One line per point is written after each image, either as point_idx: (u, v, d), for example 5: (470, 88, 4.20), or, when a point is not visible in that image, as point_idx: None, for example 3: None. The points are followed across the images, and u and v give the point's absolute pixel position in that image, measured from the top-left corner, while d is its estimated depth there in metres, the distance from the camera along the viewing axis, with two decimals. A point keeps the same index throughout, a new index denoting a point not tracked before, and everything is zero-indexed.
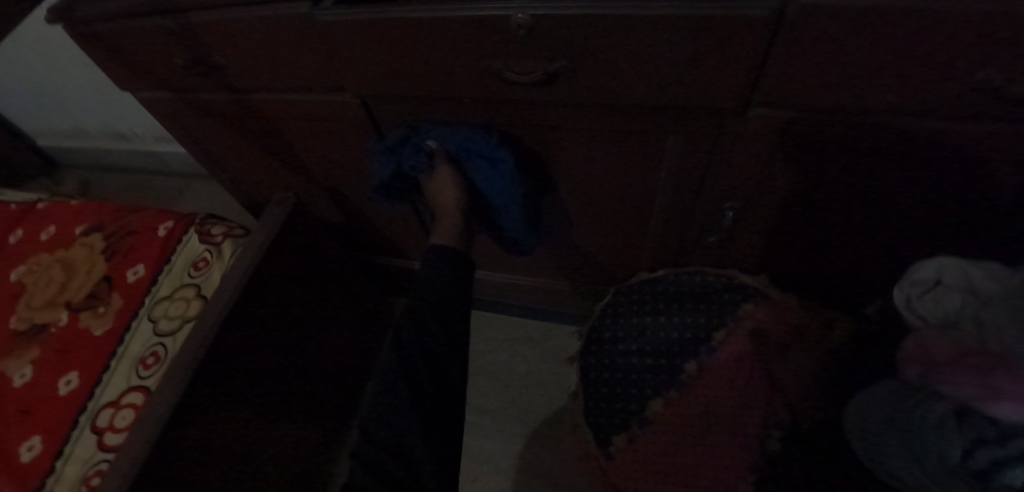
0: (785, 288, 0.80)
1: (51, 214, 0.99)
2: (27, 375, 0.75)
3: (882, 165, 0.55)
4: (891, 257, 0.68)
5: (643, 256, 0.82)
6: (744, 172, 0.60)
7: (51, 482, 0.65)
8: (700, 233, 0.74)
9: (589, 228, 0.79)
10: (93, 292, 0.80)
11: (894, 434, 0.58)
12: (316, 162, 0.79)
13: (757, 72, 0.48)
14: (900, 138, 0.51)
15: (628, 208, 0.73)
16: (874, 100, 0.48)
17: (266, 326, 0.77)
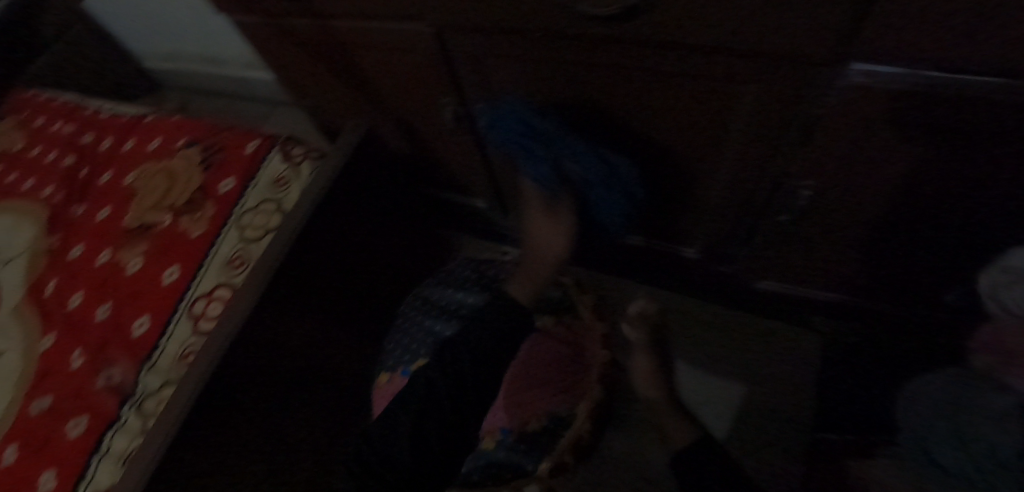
0: (847, 258, 0.77)
1: (158, 127, 1.10)
2: (138, 264, 0.87)
3: (973, 136, 0.50)
4: (970, 238, 0.63)
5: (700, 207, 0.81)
6: (818, 127, 0.57)
7: (155, 354, 0.76)
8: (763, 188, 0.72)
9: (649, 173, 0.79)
10: (191, 199, 0.90)
11: (943, 416, 0.58)
12: (389, 92, 0.83)
13: (845, 20, 0.46)
14: (998, 109, 0.47)
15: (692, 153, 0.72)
16: (973, 62, 0.44)
17: (335, 243, 0.84)
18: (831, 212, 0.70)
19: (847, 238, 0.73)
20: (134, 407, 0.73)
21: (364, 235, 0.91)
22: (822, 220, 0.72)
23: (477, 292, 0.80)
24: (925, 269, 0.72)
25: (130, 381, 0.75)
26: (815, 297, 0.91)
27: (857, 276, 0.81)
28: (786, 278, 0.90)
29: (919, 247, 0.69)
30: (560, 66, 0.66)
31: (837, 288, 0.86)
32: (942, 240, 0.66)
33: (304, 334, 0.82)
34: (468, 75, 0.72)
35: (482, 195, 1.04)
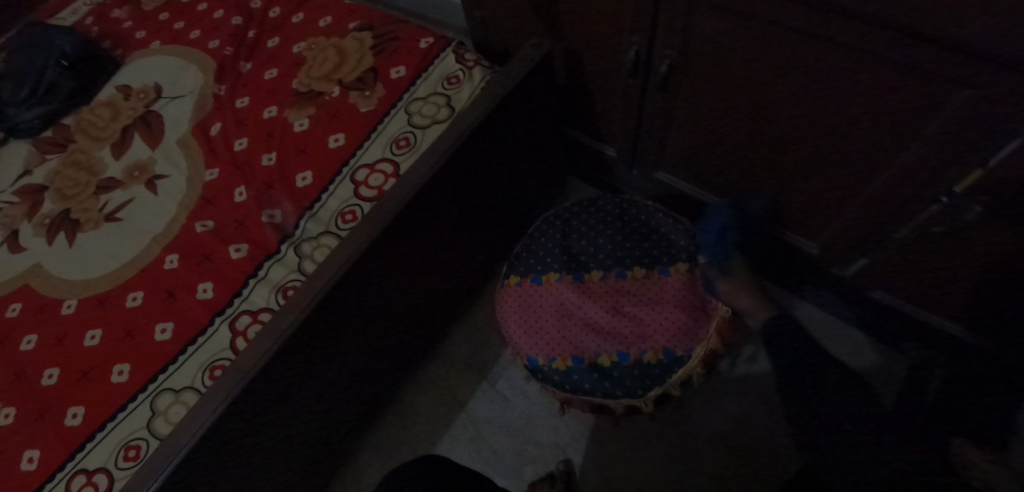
0: (978, 284, 0.79)
1: (330, 7, 1.16)
2: (305, 125, 0.94)
3: None
4: None
5: (847, 203, 0.84)
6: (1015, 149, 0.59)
7: (316, 206, 0.83)
8: (920, 198, 0.74)
9: (806, 155, 0.81)
10: (362, 78, 0.96)
11: None
12: (575, 23, 0.86)
13: None
14: None
15: (863, 148, 0.74)
16: None
17: (489, 149, 0.89)
18: (986, 234, 0.71)
19: (989, 262, 0.74)
20: (293, 246, 0.81)
21: (511, 152, 0.96)
22: (972, 241, 0.73)
23: (611, 226, 0.83)
24: None
25: (291, 224, 0.83)
26: (921, 317, 0.92)
27: (978, 305, 0.82)
28: (899, 292, 0.91)
29: None
30: (771, 30, 0.67)
31: (950, 313, 0.87)
32: None
33: (445, 226, 0.89)
34: (671, 20, 0.74)
35: (616, 143, 1.07)
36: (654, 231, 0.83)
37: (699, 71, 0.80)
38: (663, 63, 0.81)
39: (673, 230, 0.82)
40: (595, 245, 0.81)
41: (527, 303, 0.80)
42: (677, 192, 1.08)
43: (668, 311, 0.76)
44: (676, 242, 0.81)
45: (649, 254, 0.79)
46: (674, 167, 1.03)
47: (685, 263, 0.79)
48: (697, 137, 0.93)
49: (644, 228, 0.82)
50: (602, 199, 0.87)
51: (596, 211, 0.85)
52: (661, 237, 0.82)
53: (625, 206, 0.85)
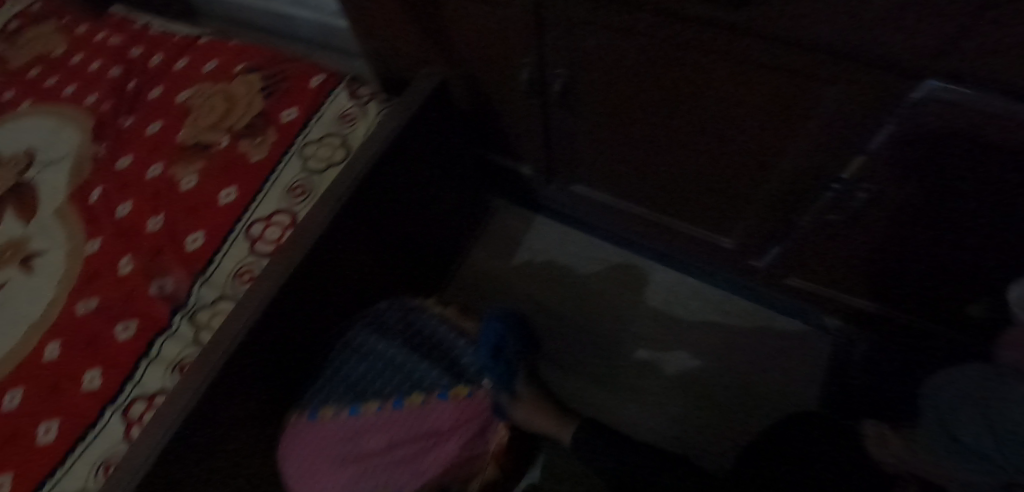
0: (881, 263, 0.82)
1: (214, 50, 1.09)
2: (193, 182, 0.87)
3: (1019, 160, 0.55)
4: (992, 250, 0.68)
5: (753, 199, 0.86)
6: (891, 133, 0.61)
7: (210, 269, 0.78)
8: (816, 188, 0.76)
9: (707, 157, 0.82)
10: (252, 124, 0.90)
11: None
12: (466, 48, 0.85)
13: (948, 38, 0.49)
14: None
15: (757, 146, 0.75)
16: None
17: (394, 185, 0.84)
18: (879, 216, 0.73)
19: (886, 241, 0.77)
20: (187, 317, 0.75)
21: (421, 183, 0.92)
22: (868, 223, 0.76)
23: (395, 348, 0.72)
24: (951, 279, 0.77)
25: (183, 292, 0.77)
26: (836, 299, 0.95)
27: (882, 285, 0.85)
28: (813, 278, 0.94)
29: (958, 262, 0.73)
30: (651, 44, 0.67)
31: (860, 293, 0.90)
32: (966, 252, 0.71)
33: (359, 271, 0.84)
34: (556, 39, 0.74)
35: (530, 161, 1.05)
36: (438, 345, 0.74)
37: (593, 86, 0.79)
38: (558, 80, 0.80)
39: (455, 345, 0.74)
40: (373, 369, 0.72)
41: (306, 442, 0.68)
42: (595, 203, 1.07)
43: (450, 448, 0.67)
44: (457, 357, 0.73)
45: (428, 375, 0.70)
46: (588, 179, 1.02)
47: (466, 384, 0.70)
48: (603, 148, 0.92)
49: (425, 346, 0.74)
50: (380, 318, 0.76)
51: (376, 327, 0.76)
52: (444, 352, 0.74)
53: (406, 321, 0.76)
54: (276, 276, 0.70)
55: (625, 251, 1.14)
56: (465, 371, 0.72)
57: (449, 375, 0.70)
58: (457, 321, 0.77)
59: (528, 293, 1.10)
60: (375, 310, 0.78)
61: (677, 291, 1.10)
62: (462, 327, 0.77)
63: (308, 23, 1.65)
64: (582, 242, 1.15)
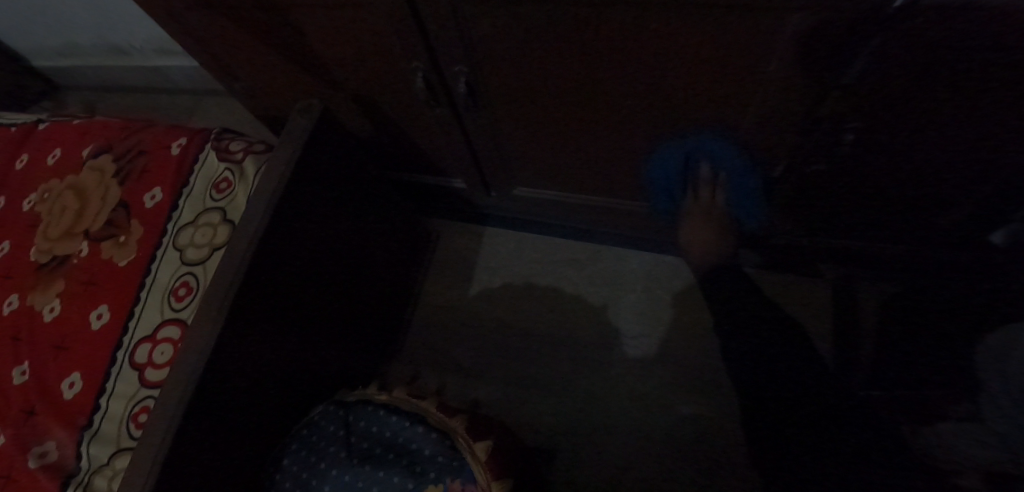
0: (867, 210, 0.70)
1: (56, 135, 0.89)
2: (56, 309, 0.71)
3: None
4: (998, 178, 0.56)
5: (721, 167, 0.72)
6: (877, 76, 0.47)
7: (98, 417, 0.62)
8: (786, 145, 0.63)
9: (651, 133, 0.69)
10: (111, 220, 0.73)
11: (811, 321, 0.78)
12: (344, 65, 0.69)
13: None
14: None
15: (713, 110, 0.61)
16: None
17: (301, 253, 0.68)
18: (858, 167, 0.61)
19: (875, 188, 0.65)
20: (82, 487, 0.61)
21: (336, 238, 0.75)
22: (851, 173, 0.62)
23: (347, 466, 0.59)
24: (952, 214, 0.66)
25: (71, 456, 0.62)
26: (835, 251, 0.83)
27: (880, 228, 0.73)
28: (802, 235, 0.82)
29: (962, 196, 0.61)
30: (561, 18, 0.52)
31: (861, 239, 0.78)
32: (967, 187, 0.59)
33: (282, 363, 0.68)
34: (443, 33, 0.58)
35: (462, 175, 0.90)
36: (393, 446, 0.60)
37: (503, 78, 0.64)
38: (460, 81, 0.65)
39: (412, 437, 0.60)
40: None
41: None
42: (545, 202, 0.93)
43: None
44: (416, 451, 0.59)
45: (387, 486, 0.57)
46: (530, 178, 0.88)
47: (436, 481, 0.57)
48: (533, 146, 0.79)
49: (376, 452, 0.60)
50: (314, 433, 0.62)
51: (313, 447, 0.61)
52: (400, 451, 0.60)
53: (347, 428, 0.62)
54: (162, 425, 0.54)
55: (589, 242, 1.00)
56: (430, 465, 0.58)
57: (410, 477, 0.57)
58: (409, 406, 0.62)
59: (495, 318, 0.97)
60: (308, 422, 0.63)
61: (658, 273, 0.95)
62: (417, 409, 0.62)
63: (185, 69, 1.44)
64: (540, 244, 1.01)
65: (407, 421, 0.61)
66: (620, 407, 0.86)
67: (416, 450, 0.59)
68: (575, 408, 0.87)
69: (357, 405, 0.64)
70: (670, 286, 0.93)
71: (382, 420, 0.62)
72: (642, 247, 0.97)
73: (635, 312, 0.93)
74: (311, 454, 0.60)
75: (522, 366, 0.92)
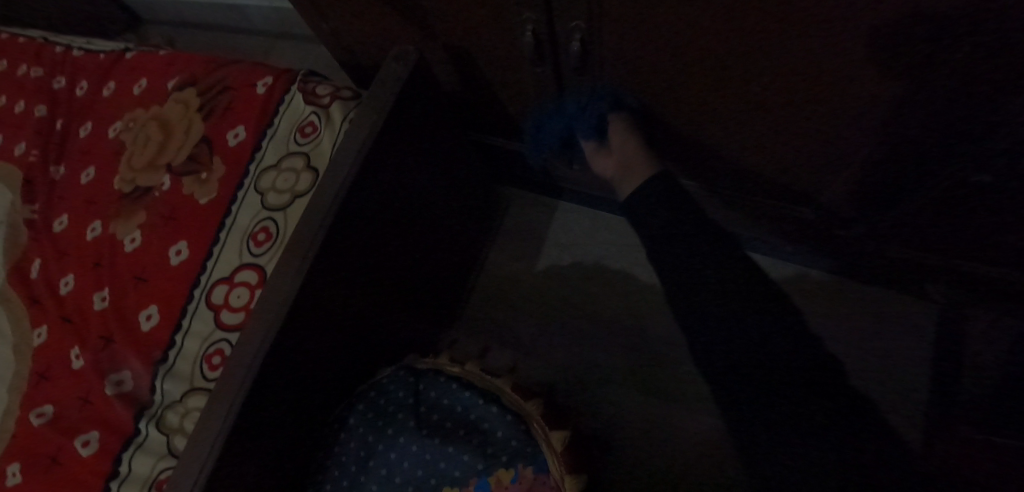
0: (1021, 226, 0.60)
1: (142, 64, 0.88)
2: (138, 240, 0.71)
3: None
4: None
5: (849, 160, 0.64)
6: None
7: (173, 354, 0.62)
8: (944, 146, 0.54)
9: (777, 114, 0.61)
10: (194, 156, 0.72)
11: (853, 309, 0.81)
12: (444, 11, 0.63)
13: None
14: None
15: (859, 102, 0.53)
16: None
17: (381, 209, 0.65)
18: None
19: None
20: (154, 420, 0.61)
21: (416, 196, 0.72)
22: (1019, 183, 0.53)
23: (415, 436, 0.57)
24: None
25: (146, 388, 0.63)
26: (958, 267, 0.74)
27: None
28: (922, 246, 0.73)
29: None
30: None
31: (996, 258, 0.69)
32: None
33: (354, 320, 0.66)
34: None
35: (545, 143, 0.85)
36: (463, 422, 0.58)
37: (620, 38, 0.57)
38: (573, 38, 0.59)
39: (484, 416, 0.57)
40: (387, 467, 0.56)
41: None
42: None
43: None
44: (488, 431, 0.57)
45: (456, 463, 0.55)
46: None
47: (507, 466, 0.55)
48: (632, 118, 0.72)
49: (446, 426, 0.57)
50: (383, 397, 0.59)
51: (381, 411, 0.59)
52: (471, 429, 0.57)
53: (416, 397, 0.59)
54: (236, 375, 0.52)
55: None
56: (501, 448, 0.56)
57: (481, 459, 0.55)
58: (482, 383, 0.59)
59: (561, 296, 0.92)
60: (376, 385, 0.60)
61: None
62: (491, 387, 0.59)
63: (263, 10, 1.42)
64: (616, 224, 0.95)
65: (480, 399, 0.58)
66: (686, 406, 0.81)
67: (488, 430, 0.57)
68: (639, 403, 0.83)
69: (429, 374, 0.61)
70: None
71: (454, 394, 0.59)
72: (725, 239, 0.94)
73: None
74: (380, 418, 0.58)
75: (587, 350, 0.88)
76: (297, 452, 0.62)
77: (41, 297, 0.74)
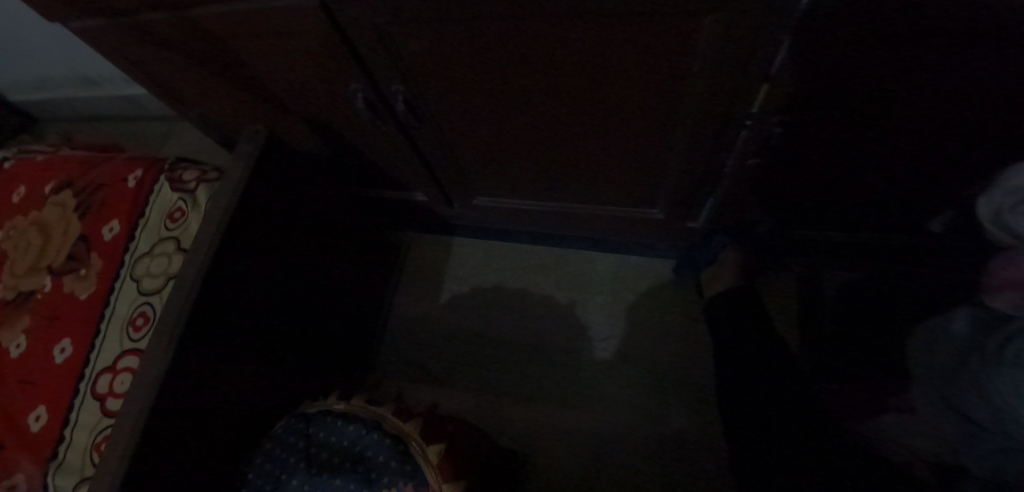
0: (815, 199, 0.70)
1: (21, 172, 0.91)
2: (22, 345, 0.72)
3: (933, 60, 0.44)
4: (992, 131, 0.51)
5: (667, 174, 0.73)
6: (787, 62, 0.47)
7: (63, 449, 0.64)
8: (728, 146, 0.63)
9: (585, 143, 0.70)
10: (72, 254, 0.75)
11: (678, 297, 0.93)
12: (283, 85, 0.70)
13: None
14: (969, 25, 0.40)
15: (642, 118, 0.62)
16: None
17: (258, 278, 0.69)
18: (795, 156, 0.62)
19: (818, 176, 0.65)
20: None
21: (296, 260, 0.77)
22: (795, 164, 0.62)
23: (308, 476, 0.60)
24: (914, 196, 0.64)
25: (39, 487, 0.63)
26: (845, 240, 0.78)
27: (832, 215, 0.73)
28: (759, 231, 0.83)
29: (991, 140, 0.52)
30: (473, 39, 0.54)
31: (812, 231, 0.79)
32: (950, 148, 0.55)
33: (246, 387, 0.69)
34: (374, 54, 0.59)
35: (421, 188, 0.91)
36: (350, 456, 0.61)
37: (442, 95, 0.65)
38: (400, 99, 0.66)
39: (368, 445, 0.61)
40: None
41: None
42: (505, 212, 0.93)
43: None
44: (370, 457, 0.61)
45: None
46: (487, 190, 0.88)
47: (389, 485, 0.58)
48: (485, 160, 0.79)
49: (332, 460, 0.61)
50: (277, 447, 0.63)
51: (274, 460, 0.62)
52: (356, 460, 0.61)
53: (307, 441, 0.63)
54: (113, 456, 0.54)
55: (554, 248, 1.01)
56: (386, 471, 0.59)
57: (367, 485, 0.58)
58: (364, 412, 0.63)
59: (465, 327, 0.98)
60: (272, 437, 0.64)
61: (624, 275, 0.96)
62: (371, 415, 0.63)
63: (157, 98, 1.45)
64: (507, 251, 1.02)
65: (363, 430, 0.62)
66: (591, 410, 0.88)
67: (369, 458, 0.60)
68: (548, 413, 0.89)
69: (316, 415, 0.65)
70: (636, 288, 0.95)
71: (339, 429, 0.63)
72: (609, 248, 0.99)
73: (603, 313, 0.94)
74: (274, 464, 0.62)
75: (493, 374, 0.93)
76: None
77: None
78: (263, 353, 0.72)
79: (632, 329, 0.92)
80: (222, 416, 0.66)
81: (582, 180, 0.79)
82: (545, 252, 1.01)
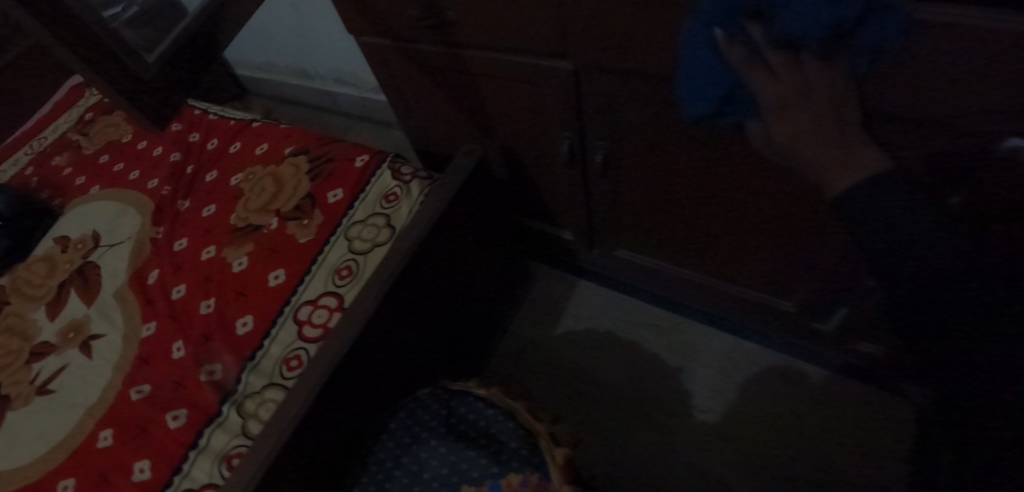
0: None
1: (266, 133, 1.13)
2: (244, 263, 0.90)
3: None
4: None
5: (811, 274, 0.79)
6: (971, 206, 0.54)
7: (259, 354, 0.78)
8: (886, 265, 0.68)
9: (744, 227, 0.78)
10: (300, 205, 0.93)
11: (783, 392, 0.96)
12: (502, 116, 0.85)
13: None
14: None
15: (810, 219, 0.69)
16: None
17: (439, 265, 0.83)
18: None
19: None
20: (235, 406, 0.75)
21: (465, 260, 0.90)
22: None
23: (447, 439, 0.72)
24: None
25: (232, 379, 0.77)
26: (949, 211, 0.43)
27: None
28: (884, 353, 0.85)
29: None
30: (685, 122, 0.66)
31: None
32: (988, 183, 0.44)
33: (410, 353, 0.82)
34: (594, 112, 0.73)
35: (571, 227, 1.03)
36: (484, 433, 0.72)
37: (635, 156, 0.76)
38: (598, 152, 0.79)
39: (501, 429, 0.72)
40: (420, 460, 0.72)
41: None
42: (640, 269, 1.02)
43: None
44: (501, 441, 0.71)
45: (474, 465, 0.69)
46: (630, 244, 0.98)
47: (516, 471, 0.68)
48: (642, 218, 0.89)
49: (467, 433, 0.73)
50: (420, 407, 0.76)
51: (417, 417, 0.75)
52: (488, 437, 0.72)
53: (448, 409, 0.75)
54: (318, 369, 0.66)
55: (671, 314, 1.08)
56: (513, 456, 0.69)
57: (496, 463, 0.68)
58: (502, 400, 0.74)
59: (573, 362, 1.06)
60: (419, 398, 0.78)
61: (733, 358, 1.01)
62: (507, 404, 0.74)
63: (371, 102, 1.65)
64: (626, 305, 1.11)
65: (499, 414, 0.73)
66: (674, 471, 0.92)
67: (499, 442, 0.71)
68: (639, 464, 0.94)
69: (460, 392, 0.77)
70: (742, 372, 0.99)
71: (478, 408, 0.74)
72: (723, 328, 1.05)
73: (706, 387, 0.99)
74: (417, 420, 0.75)
75: (589, 410, 1.01)
76: (352, 450, 0.76)
77: (153, 302, 0.93)
78: (426, 329, 0.85)
79: (730, 409, 0.96)
80: (387, 370, 0.78)
81: (725, 258, 0.87)
82: (662, 316, 1.08)
